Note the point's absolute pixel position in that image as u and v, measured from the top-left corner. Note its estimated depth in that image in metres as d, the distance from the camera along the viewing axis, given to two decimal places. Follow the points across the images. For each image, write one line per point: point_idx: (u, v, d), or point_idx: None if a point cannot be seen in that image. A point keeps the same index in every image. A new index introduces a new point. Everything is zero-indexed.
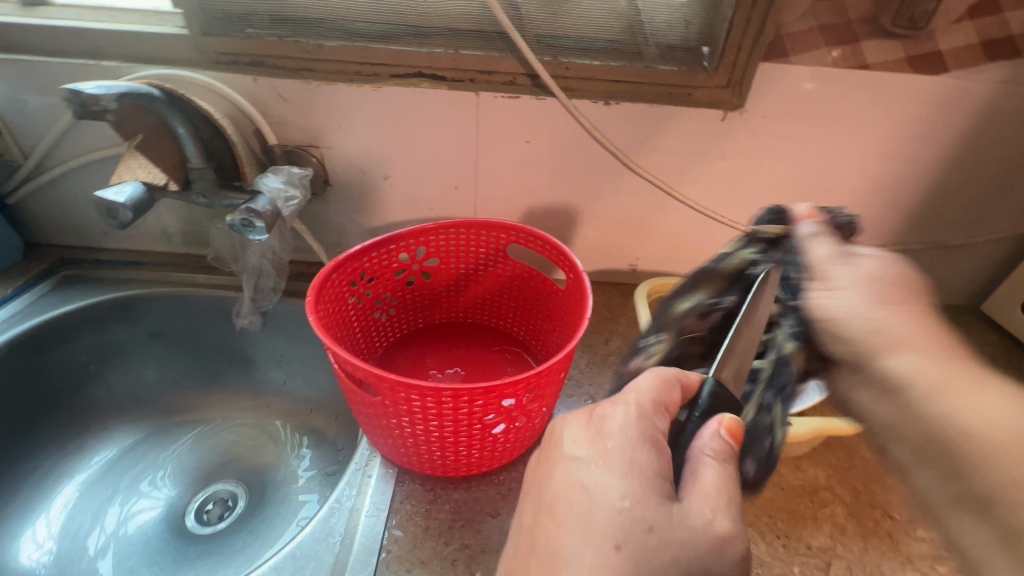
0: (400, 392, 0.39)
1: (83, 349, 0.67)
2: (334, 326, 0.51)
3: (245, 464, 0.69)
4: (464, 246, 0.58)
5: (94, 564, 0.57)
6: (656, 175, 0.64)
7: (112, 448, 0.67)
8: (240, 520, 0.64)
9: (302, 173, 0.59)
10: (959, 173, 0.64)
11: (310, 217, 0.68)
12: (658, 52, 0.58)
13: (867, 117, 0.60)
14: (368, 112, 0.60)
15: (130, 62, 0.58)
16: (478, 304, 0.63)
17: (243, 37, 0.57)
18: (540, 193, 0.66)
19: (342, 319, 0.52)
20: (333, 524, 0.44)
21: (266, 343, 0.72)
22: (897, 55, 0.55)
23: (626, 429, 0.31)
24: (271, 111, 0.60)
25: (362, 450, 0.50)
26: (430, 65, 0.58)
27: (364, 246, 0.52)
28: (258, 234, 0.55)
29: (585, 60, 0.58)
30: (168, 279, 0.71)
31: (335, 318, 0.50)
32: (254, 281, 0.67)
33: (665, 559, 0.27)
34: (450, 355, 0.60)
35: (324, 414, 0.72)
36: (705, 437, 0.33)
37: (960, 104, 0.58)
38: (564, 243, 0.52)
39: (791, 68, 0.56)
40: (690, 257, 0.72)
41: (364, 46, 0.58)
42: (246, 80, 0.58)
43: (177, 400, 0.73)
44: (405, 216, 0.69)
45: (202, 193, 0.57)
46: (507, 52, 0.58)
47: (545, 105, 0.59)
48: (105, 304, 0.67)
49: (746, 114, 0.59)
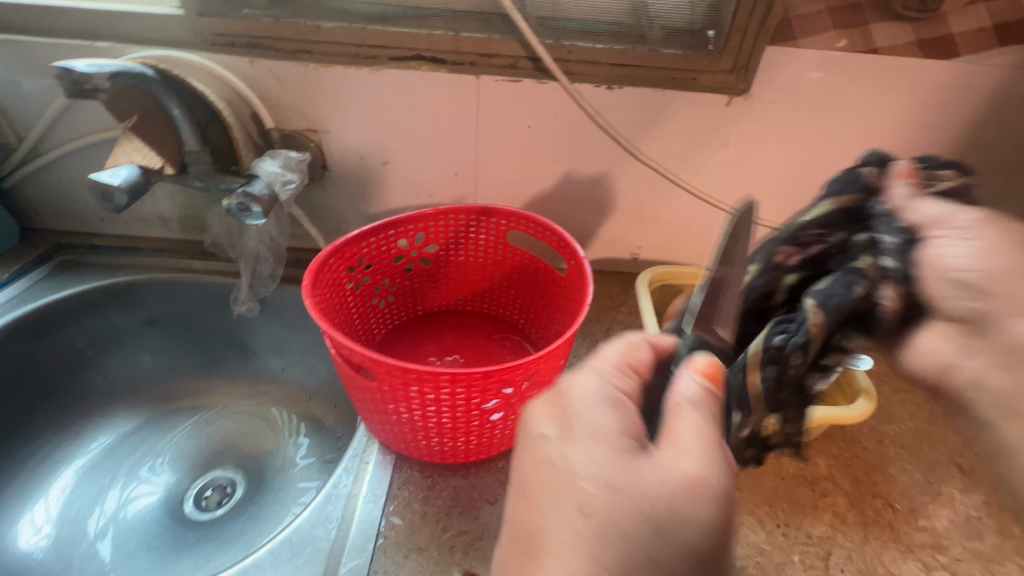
0: (397, 378, 0.38)
1: (81, 335, 0.67)
2: (332, 313, 0.50)
3: (244, 451, 0.69)
4: (463, 233, 0.57)
5: (92, 548, 0.58)
6: (659, 163, 0.63)
7: (111, 434, 0.67)
8: (239, 506, 0.64)
9: (300, 157, 0.59)
10: (967, 161, 0.63)
11: (308, 203, 0.67)
12: (663, 35, 0.57)
13: (874, 103, 0.58)
14: (368, 96, 0.59)
15: (125, 43, 0.57)
16: (477, 291, 0.62)
17: (239, 17, 0.56)
18: (542, 179, 0.65)
19: (339, 305, 0.51)
20: (330, 510, 0.44)
21: (264, 330, 0.71)
22: (907, 38, 0.54)
23: (589, 394, 0.32)
24: (268, 94, 0.59)
25: (360, 436, 0.49)
26: (430, 48, 0.57)
27: (362, 231, 0.51)
28: (256, 219, 0.54)
29: (588, 43, 0.57)
30: (165, 265, 0.70)
31: (332, 305, 0.50)
32: (252, 267, 0.66)
33: (627, 512, 0.27)
34: (449, 342, 0.59)
35: (323, 402, 0.72)
36: (680, 389, 0.32)
37: (970, 90, 0.57)
38: (564, 229, 0.51)
39: (798, 52, 0.55)
40: (693, 246, 0.71)
41: (363, 28, 0.56)
42: (243, 62, 0.57)
43: (175, 387, 0.72)
44: (404, 202, 0.68)
45: (198, 176, 0.56)
46: (509, 34, 0.56)
47: (546, 89, 0.58)
48: (103, 289, 0.67)
49: (751, 99, 0.58)
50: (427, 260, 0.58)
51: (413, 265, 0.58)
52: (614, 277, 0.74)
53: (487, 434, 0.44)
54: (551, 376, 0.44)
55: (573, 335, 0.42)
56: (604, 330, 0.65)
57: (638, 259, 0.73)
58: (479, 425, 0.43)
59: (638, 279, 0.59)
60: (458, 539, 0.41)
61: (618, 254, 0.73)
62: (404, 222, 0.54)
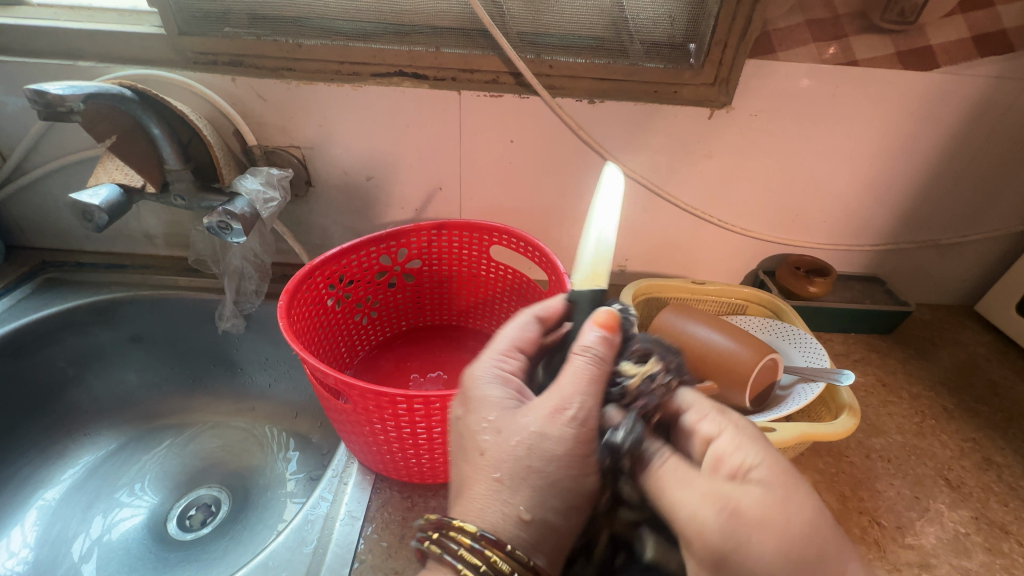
0: (370, 401, 0.38)
1: (65, 353, 0.66)
2: (311, 333, 0.49)
3: (229, 468, 0.69)
4: (446, 248, 0.57)
5: (73, 571, 0.57)
6: (644, 175, 0.63)
7: (95, 452, 0.67)
8: (222, 525, 0.63)
9: (281, 174, 0.59)
10: (951, 170, 0.63)
11: (292, 218, 0.67)
12: (644, 50, 0.57)
13: (856, 115, 0.58)
14: (349, 112, 0.59)
15: (107, 62, 0.57)
16: (462, 306, 0.62)
17: (221, 36, 0.56)
18: (526, 193, 0.65)
19: (318, 325, 0.51)
20: (307, 533, 0.43)
21: (249, 345, 0.71)
22: (886, 50, 0.54)
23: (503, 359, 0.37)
24: (251, 111, 0.59)
25: (340, 456, 0.49)
26: (411, 64, 0.57)
27: (340, 249, 0.51)
28: (236, 236, 0.54)
29: (569, 58, 0.57)
30: (150, 281, 0.70)
31: (311, 325, 0.49)
32: (236, 284, 0.66)
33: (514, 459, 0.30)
34: (433, 358, 0.59)
35: (309, 418, 0.71)
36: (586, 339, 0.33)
37: (952, 100, 0.57)
38: (546, 245, 0.51)
39: (778, 65, 0.55)
40: (681, 257, 0.71)
41: (344, 45, 0.56)
42: (224, 80, 0.57)
43: (160, 404, 0.72)
44: (389, 217, 0.68)
45: (180, 195, 0.56)
46: (490, 50, 0.56)
47: (528, 104, 0.58)
48: (87, 307, 0.66)
49: (733, 112, 0.58)
50: (410, 275, 0.58)
51: (395, 281, 0.58)
52: None
53: None
54: None
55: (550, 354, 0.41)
56: None
57: (626, 272, 0.73)
58: None
59: (623, 292, 0.58)
60: None
61: None
62: (384, 237, 0.54)
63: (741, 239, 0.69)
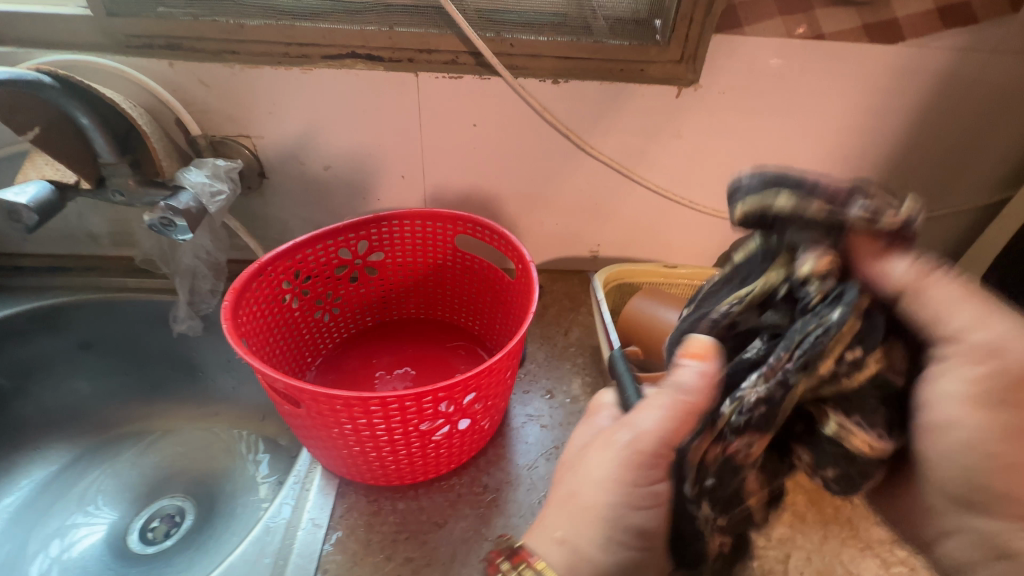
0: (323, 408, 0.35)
1: (5, 364, 0.62)
2: (262, 335, 0.47)
3: (195, 475, 0.66)
4: (408, 240, 0.54)
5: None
6: (613, 158, 0.61)
7: (47, 467, 0.63)
8: (187, 536, 0.60)
9: (228, 165, 0.55)
10: (918, 146, 0.63)
11: (247, 212, 0.64)
12: (608, 26, 0.55)
13: (824, 91, 0.58)
14: (300, 97, 0.55)
15: (30, 48, 0.53)
16: (429, 299, 0.60)
17: (154, 16, 0.52)
18: (493, 179, 0.63)
19: (270, 325, 0.48)
20: (267, 544, 0.41)
21: (209, 348, 0.68)
22: (853, 23, 0.53)
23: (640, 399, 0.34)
24: (193, 99, 0.55)
25: (302, 461, 0.47)
26: (364, 45, 0.54)
27: (291, 245, 0.48)
28: (182, 233, 0.50)
29: (530, 35, 0.54)
30: (97, 284, 0.66)
31: (263, 327, 0.47)
32: (190, 283, 0.62)
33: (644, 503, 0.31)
34: (400, 354, 0.57)
35: (277, 421, 0.69)
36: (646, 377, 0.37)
37: (917, 74, 0.57)
38: (511, 233, 0.49)
39: (745, 40, 0.53)
40: (654, 241, 0.70)
41: (290, 25, 0.53)
42: (161, 64, 0.53)
43: (116, 413, 0.68)
44: (351, 208, 0.65)
45: (118, 191, 0.52)
46: (447, 28, 0.53)
47: (489, 85, 0.55)
48: (27, 314, 0.62)
49: (701, 90, 0.57)
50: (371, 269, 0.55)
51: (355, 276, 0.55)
52: (574, 275, 0.72)
53: (433, 454, 0.42)
54: (497, 390, 0.42)
55: (515, 346, 0.40)
56: (563, 332, 0.63)
57: (599, 257, 0.71)
58: (422, 446, 0.41)
59: (594, 279, 0.56)
60: (404, 568, 0.39)
61: (578, 252, 0.71)
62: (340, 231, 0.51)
63: (713, 221, 0.68)
